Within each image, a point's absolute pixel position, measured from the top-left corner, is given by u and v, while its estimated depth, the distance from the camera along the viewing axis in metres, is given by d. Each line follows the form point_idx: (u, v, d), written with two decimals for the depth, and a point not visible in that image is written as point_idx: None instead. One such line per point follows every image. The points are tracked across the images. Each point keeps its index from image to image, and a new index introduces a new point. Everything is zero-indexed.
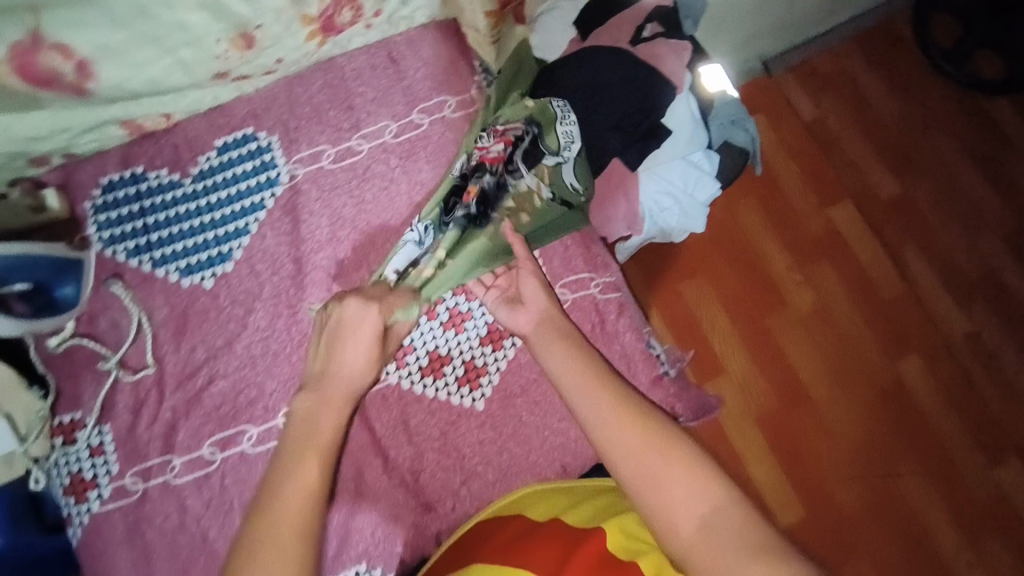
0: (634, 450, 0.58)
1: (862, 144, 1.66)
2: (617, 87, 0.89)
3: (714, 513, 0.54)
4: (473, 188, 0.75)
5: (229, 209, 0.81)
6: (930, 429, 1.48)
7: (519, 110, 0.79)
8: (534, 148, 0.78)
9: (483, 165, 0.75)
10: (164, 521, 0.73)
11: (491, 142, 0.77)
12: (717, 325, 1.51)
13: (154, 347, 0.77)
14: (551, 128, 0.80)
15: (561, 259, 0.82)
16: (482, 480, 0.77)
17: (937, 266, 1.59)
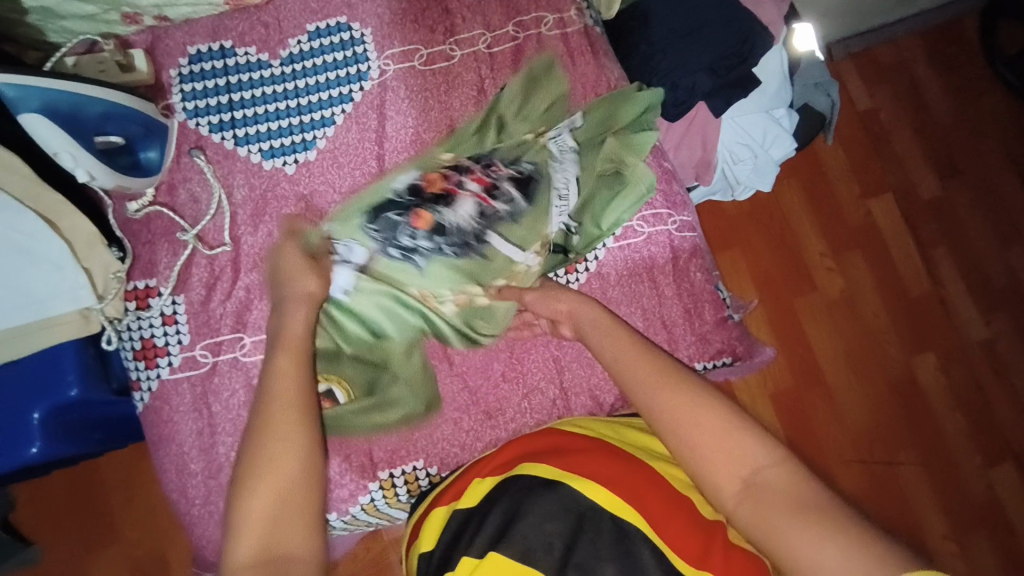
0: (677, 417, 0.57)
1: (911, 139, 1.66)
2: (717, 25, 0.87)
3: (761, 474, 0.53)
4: (427, 219, 0.75)
5: (316, 96, 0.80)
6: (935, 426, 1.51)
7: (519, 143, 0.79)
8: (523, 180, 0.78)
9: (442, 201, 0.76)
10: (230, 398, 0.73)
11: (462, 180, 0.76)
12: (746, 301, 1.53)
13: (232, 226, 0.76)
14: (546, 154, 0.79)
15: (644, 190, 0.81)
16: (542, 396, 0.78)
17: (965, 269, 1.61)
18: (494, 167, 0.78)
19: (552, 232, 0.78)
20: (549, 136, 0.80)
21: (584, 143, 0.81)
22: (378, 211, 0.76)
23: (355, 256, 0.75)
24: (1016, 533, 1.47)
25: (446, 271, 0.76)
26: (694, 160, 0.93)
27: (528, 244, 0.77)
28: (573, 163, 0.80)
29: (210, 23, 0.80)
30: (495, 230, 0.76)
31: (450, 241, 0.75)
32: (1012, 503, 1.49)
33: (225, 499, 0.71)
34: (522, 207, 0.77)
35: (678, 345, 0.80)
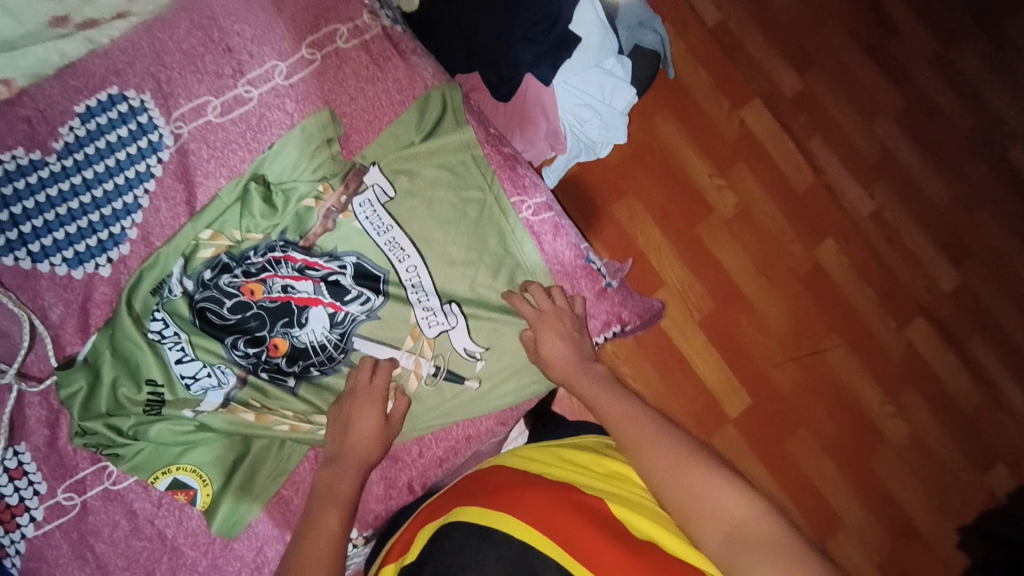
0: (664, 469, 0.57)
1: (761, 42, 1.66)
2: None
3: (736, 519, 0.51)
4: (282, 344, 0.70)
5: (110, 185, 0.72)
6: (851, 308, 1.55)
7: (332, 234, 0.73)
8: (363, 273, 0.73)
9: (282, 313, 0.70)
10: (113, 531, 0.67)
11: (288, 284, 0.70)
12: (652, 240, 1.53)
13: (57, 350, 0.68)
14: (370, 239, 0.73)
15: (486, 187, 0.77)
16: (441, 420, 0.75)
17: (840, 151, 1.64)
18: (316, 266, 0.72)
19: (418, 321, 0.73)
20: (358, 215, 0.73)
21: (402, 216, 0.74)
22: (222, 332, 0.70)
23: (227, 377, 0.69)
24: (943, 380, 1.53)
25: (319, 391, 0.71)
26: (540, 133, 0.91)
27: (398, 338, 0.73)
28: (413, 245, 0.74)
29: None
30: (356, 335, 0.73)
31: (316, 360, 0.71)
32: (932, 358, 1.54)
33: None
34: (378, 300, 0.73)
35: None
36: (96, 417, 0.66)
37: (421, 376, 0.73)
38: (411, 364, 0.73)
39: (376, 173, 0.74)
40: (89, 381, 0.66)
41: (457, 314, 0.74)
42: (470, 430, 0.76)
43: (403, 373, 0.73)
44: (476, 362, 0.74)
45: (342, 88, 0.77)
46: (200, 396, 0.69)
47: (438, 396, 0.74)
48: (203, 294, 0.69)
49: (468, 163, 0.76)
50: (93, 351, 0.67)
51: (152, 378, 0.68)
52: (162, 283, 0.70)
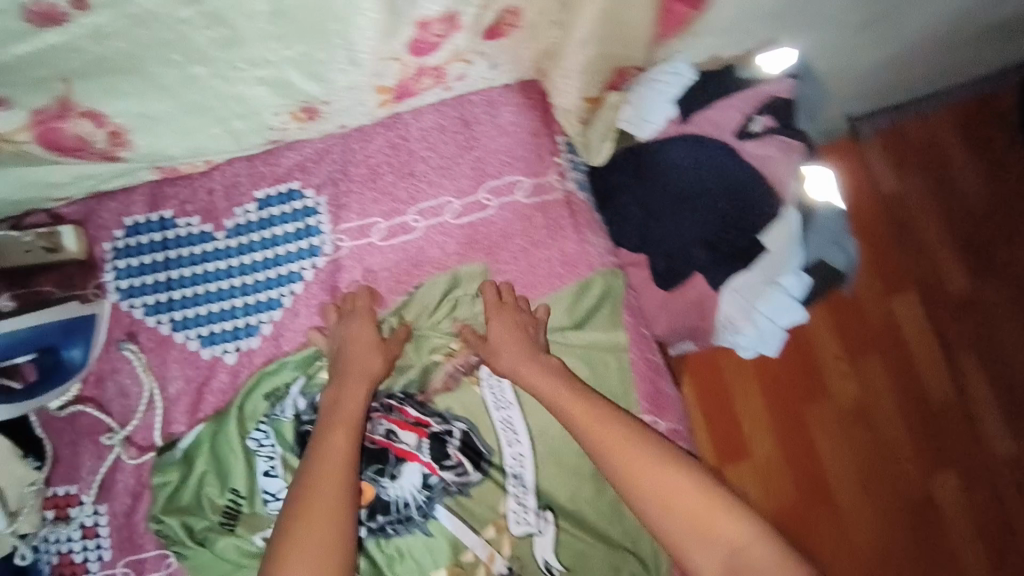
0: (676, 503, 0.59)
1: (943, 232, 1.53)
2: (716, 195, 0.79)
3: (742, 553, 0.56)
4: (367, 493, 0.65)
5: (260, 275, 0.72)
6: (953, 556, 1.40)
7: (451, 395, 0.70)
8: (467, 445, 0.68)
9: (377, 457, 0.66)
10: None
11: (392, 429, 0.67)
12: (751, 409, 1.42)
13: (164, 424, 0.70)
14: (487, 412, 0.70)
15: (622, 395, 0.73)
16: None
17: (996, 381, 1.48)
18: (425, 423, 0.68)
19: (507, 513, 0.67)
20: (482, 380, 0.71)
21: (525, 399, 0.71)
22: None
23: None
24: None
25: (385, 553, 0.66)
26: (690, 325, 0.85)
27: (480, 523, 0.67)
28: (527, 434, 0.70)
29: (149, 189, 0.72)
30: (441, 503, 0.66)
31: (393, 519, 0.66)
32: None
33: None
34: (474, 477, 0.68)
35: None
36: (175, 511, 0.66)
37: (491, 571, 0.66)
38: (484, 555, 0.66)
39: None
40: (180, 477, 0.67)
41: (548, 521, 0.68)
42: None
43: (473, 561, 0.66)
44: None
45: (507, 244, 0.74)
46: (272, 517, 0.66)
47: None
48: (309, 416, 0.68)
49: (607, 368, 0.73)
50: (195, 440, 0.68)
51: (236, 487, 0.66)
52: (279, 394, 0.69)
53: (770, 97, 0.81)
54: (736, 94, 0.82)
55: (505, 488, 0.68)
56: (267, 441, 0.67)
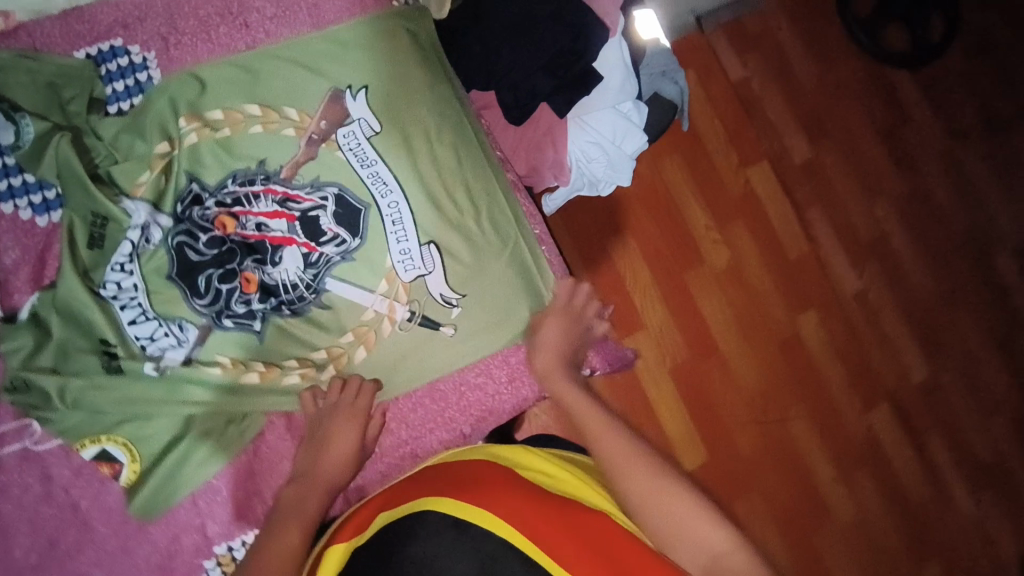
0: (664, 498, 0.55)
1: (782, 105, 1.78)
2: (548, 24, 0.82)
3: (724, 560, 0.50)
4: (253, 279, 0.70)
5: (95, 137, 0.70)
6: (820, 378, 1.67)
7: (326, 169, 0.74)
8: (342, 209, 0.74)
9: (256, 249, 0.71)
10: (24, 493, 0.63)
11: (261, 222, 0.71)
12: (636, 272, 1.58)
13: (4, 296, 0.66)
14: (357, 177, 0.75)
15: (494, 213, 0.77)
16: (416, 415, 0.74)
17: (837, 228, 1.77)
18: (297, 198, 0.73)
19: (394, 265, 0.74)
20: (341, 147, 0.75)
21: (391, 160, 0.76)
22: (187, 276, 0.69)
23: (187, 335, 0.68)
24: (895, 466, 1.67)
25: (286, 329, 0.71)
26: (545, 161, 0.90)
27: (373, 282, 0.73)
28: (406, 204, 0.75)
29: None
30: (329, 276, 0.72)
31: (288, 299, 0.71)
32: (889, 440, 1.69)
33: None
34: (354, 243, 0.73)
35: None
36: (38, 370, 0.64)
37: (395, 321, 0.73)
38: (384, 310, 0.73)
39: (362, 107, 0.76)
40: (38, 338, 0.65)
41: (434, 258, 0.75)
42: (420, 451, 0.75)
43: (375, 317, 0.73)
44: (452, 308, 0.75)
45: (346, 68, 0.76)
46: (157, 357, 0.68)
47: (421, 359, 0.74)
48: (175, 230, 0.69)
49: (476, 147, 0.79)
50: (41, 306, 0.66)
51: (109, 340, 0.66)
52: (104, 237, 0.68)
53: None
54: None
55: (402, 249, 0.74)
56: (124, 279, 0.68)
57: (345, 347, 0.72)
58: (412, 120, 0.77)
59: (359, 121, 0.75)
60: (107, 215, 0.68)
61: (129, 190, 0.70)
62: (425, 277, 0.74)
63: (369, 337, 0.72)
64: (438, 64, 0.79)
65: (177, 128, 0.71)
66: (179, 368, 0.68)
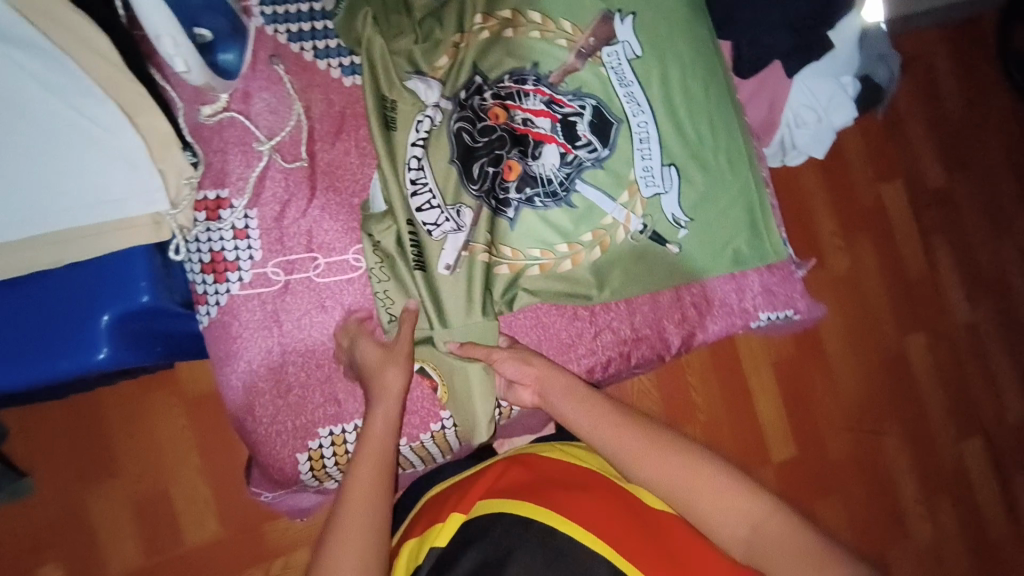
0: (692, 487, 0.64)
1: (925, 129, 1.78)
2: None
3: (757, 529, 0.61)
4: (515, 167, 0.74)
5: (406, 14, 0.77)
6: (919, 401, 1.69)
7: (589, 81, 0.79)
8: (598, 119, 0.78)
9: (520, 141, 0.75)
10: (302, 317, 0.70)
11: (528, 118, 0.75)
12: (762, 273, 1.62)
13: (308, 141, 0.72)
14: (614, 93, 0.79)
15: (726, 150, 0.82)
16: (637, 317, 0.83)
17: (960, 257, 1.77)
18: (560, 102, 0.77)
19: (637, 180, 0.79)
20: (606, 63, 0.80)
21: (646, 83, 0.81)
22: (465, 161, 0.74)
23: (464, 220, 0.74)
24: (978, 499, 1.69)
25: (537, 220, 0.75)
26: (759, 120, 0.96)
27: (617, 191, 0.78)
28: (654, 127, 0.80)
29: None
30: (580, 179, 0.77)
31: (542, 192, 0.75)
32: (976, 474, 1.70)
33: (293, 422, 0.70)
34: (605, 152, 0.78)
35: (745, 295, 0.85)
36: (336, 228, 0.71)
37: (629, 230, 0.78)
38: (621, 219, 0.78)
39: (628, 32, 0.81)
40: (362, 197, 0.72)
41: (673, 181, 0.80)
42: (633, 353, 0.84)
43: (612, 224, 0.78)
44: (679, 229, 0.80)
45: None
46: (442, 240, 0.73)
47: (647, 270, 0.80)
48: (458, 114, 0.75)
49: (720, 89, 0.83)
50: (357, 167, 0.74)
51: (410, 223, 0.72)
52: (397, 118, 0.74)
53: None
54: None
55: (645, 166, 0.79)
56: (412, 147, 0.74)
57: (583, 246, 0.77)
58: (670, 50, 0.82)
59: (620, 45, 0.80)
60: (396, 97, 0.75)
61: (423, 69, 0.76)
62: (660, 197, 0.79)
63: (605, 241, 0.78)
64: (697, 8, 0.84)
65: (472, 23, 0.77)
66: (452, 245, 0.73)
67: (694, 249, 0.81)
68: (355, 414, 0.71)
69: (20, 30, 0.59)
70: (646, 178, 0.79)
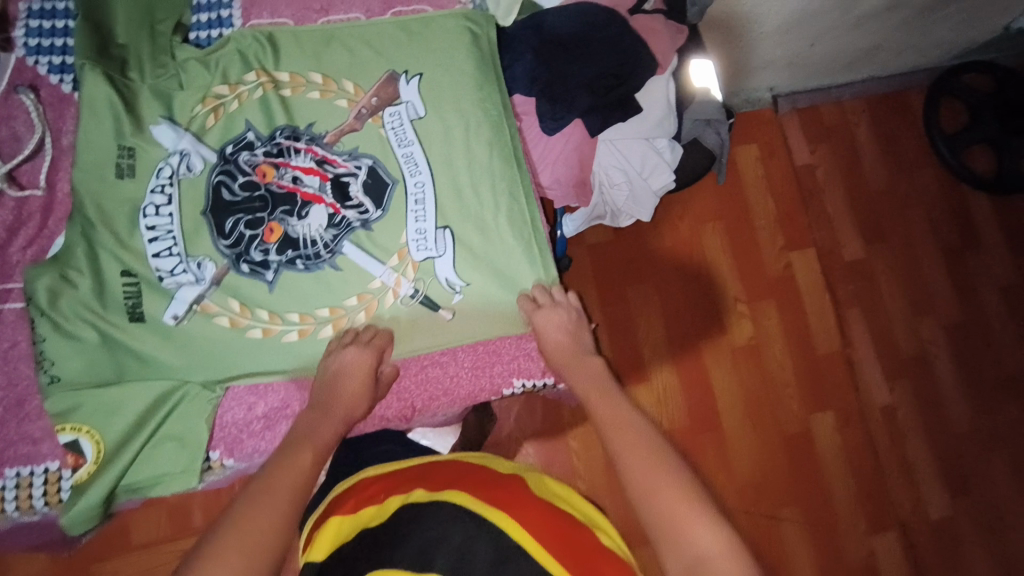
0: (662, 489, 0.60)
1: (841, 200, 1.75)
2: (567, 66, 0.88)
3: (704, 562, 0.54)
4: (276, 230, 0.73)
5: (171, 57, 0.77)
6: (825, 486, 1.57)
7: (360, 137, 0.78)
8: (372, 179, 0.76)
9: (284, 200, 0.74)
10: (11, 348, 0.69)
11: (297, 176, 0.75)
12: (653, 346, 1.56)
13: (50, 171, 0.73)
14: (392, 151, 0.78)
15: (510, 214, 0.78)
16: None
17: (876, 335, 1.69)
18: (333, 162, 0.76)
19: (408, 243, 0.75)
20: (386, 124, 0.78)
21: (426, 138, 0.79)
22: (218, 215, 0.73)
23: (204, 274, 0.72)
24: None
25: (296, 282, 0.73)
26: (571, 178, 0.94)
27: (386, 254, 0.75)
28: (433, 191, 0.77)
29: None
30: (348, 241, 0.75)
31: (304, 254, 0.73)
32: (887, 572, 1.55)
33: None
34: (376, 214, 0.75)
35: (505, 358, 0.81)
36: (49, 267, 0.69)
37: (398, 295, 0.75)
38: (391, 282, 0.75)
39: (412, 92, 0.80)
40: (87, 242, 0.70)
41: (448, 244, 0.76)
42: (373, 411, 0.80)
43: (381, 288, 0.75)
44: (454, 294, 0.76)
45: (393, 47, 0.81)
46: (174, 290, 0.71)
47: (413, 335, 0.76)
48: (219, 168, 0.74)
49: (508, 147, 0.80)
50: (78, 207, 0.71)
51: (128, 270, 0.71)
52: (134, 165, 0.73)
53: None
54: None
55: (420, 228, 0.76)
56: (158, 202, 0.73)
57: (347, 311, 0.74)
58: (453, 111, 0.80)
59: (399, 108, 0.79)
60: (132, 146, 0.73)
61: (176, 117, 0.76)
62: (431, 262, 0.76)
63: (372, 305, 0.75)
64: (486, 71, 0.82)
65: (245, 79, 0.77)
66: (194, 301, 0.71)
67: (472, 315, 0.77)
68: (51, 457, 0.68)
69: None
70: (419, 241, 0.75)
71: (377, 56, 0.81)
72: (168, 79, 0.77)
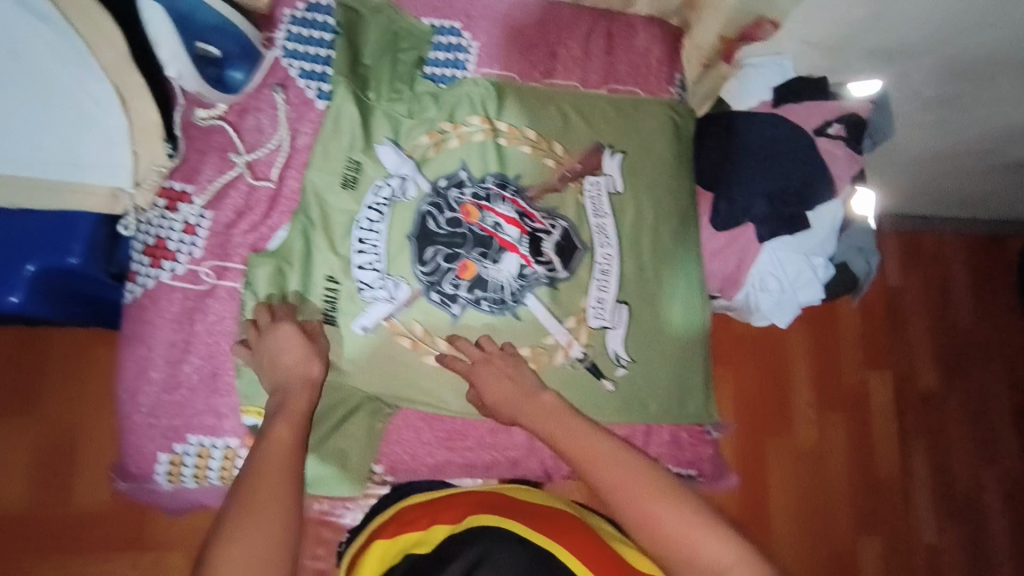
0: (680, 530, 0.60)
1: (926, 332, 1.75)
2: (748, 171, 0.94)
3: None
4: (471, 269, 0.78)
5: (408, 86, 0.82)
6: None
7: (560, 199, 0.83)
8: (564, 241, 0.81)
9: (483, 242, 0.79)
10: (216, 323, 0.72)
11: (498, 222, 0.79)
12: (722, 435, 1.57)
13: (283, 167, 0.77)
14: (586, 219, 0.83)
15: (682, 303, 0.84)
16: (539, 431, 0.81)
17: (935, 472, 1.68)
18: (532, 217, 0.81)
19: (587, 309, 0.80)
20: (585, 192, 0.84)
21: (618, 212, 0.84)
22: (420, 242, 0.78)
23: (397, 294, 0.76)
24: None
25: (479, 321, 0.78)
26: (724, 273, 0.98)
27: (563, 314, 0.80)
28: (617, 265, 0.82)
29: None
30: (531, 293, 0.79)
31: (491, 297, 0.78)
32: None
33: (168, 420, 0.71)
34: (562, 274, 0.80)
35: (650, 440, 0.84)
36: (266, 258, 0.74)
37: (568, 356, 0.80)
38: (563, 342, 0.80)
39: (615, 167, 0.85)
40: (304, 241, 0.75)
41: (621, 317, 0.81)
42: (521, 463, 0.81)
43: (553, 345, 0.79)
44: (618, 366, 0.81)
45: (604, 121, 0.87)
46: (368, 303, 0.76)
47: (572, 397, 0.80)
48: (430, 198, 0.79)
49: (688, 244, 0.86)
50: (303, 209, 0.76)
51: (333, 274, 0.75)
52: (357, 179, 0.78)
53: (849, 113, 0.98)
54: (826, 99, 0.98)
55: (599, 297, 0.81)
56: (372, 219, 0.77)
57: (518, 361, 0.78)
58: (647, 193, 0.85)
59: (599, 180, 0.84)
60: (360, 163, 0.78)
61: (400, 141, 0.80)
62: (602, 332, 0.80)
63: (541, 359, 0.79)
64: (680, 164, 0.88)
65: (469, 121, 0.82)
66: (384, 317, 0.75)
67: (628, 391, 0.81)
68: (231, 434, 0.72)
69: (49, 9, 0.66)
70: (595, 308, 0.80)
71: (588, 127, 0.86)
72: (400, 104, 0.81)
